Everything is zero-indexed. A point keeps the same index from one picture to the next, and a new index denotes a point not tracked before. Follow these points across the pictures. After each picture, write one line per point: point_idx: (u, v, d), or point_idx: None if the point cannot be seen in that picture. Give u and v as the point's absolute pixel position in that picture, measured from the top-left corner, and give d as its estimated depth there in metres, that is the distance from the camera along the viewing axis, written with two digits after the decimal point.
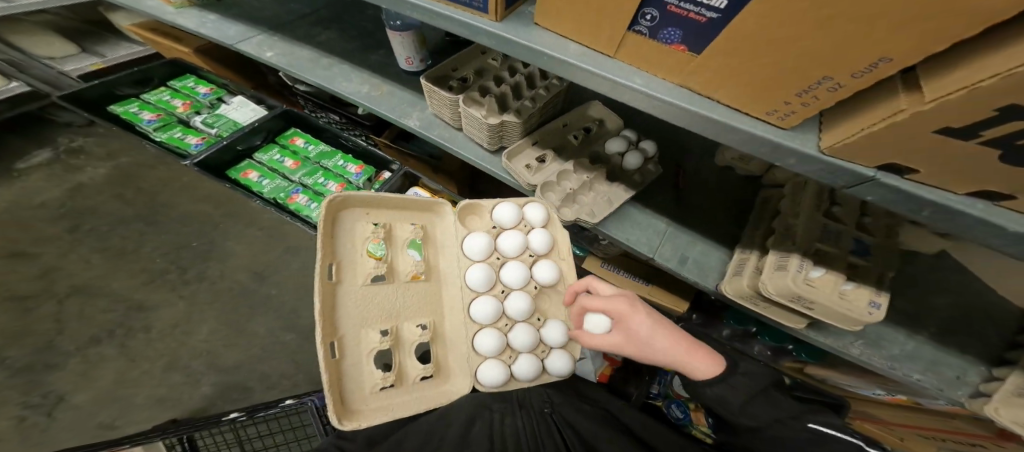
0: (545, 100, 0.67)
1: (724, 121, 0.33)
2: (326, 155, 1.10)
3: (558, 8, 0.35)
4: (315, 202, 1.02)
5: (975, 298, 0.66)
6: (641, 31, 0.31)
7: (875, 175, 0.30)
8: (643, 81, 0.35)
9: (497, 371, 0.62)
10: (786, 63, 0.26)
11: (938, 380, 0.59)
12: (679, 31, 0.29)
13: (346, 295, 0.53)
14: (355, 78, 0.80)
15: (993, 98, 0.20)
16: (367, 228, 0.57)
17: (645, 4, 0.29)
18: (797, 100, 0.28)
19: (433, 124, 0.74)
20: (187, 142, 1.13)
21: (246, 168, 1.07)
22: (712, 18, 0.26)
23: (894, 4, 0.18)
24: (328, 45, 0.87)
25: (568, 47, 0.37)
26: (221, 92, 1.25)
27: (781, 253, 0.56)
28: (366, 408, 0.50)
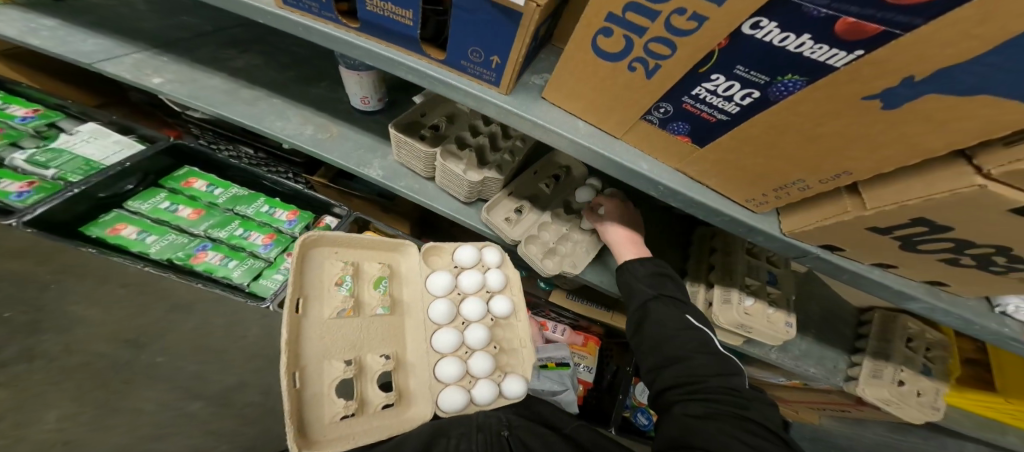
0: (522, 153, 0.71)
1: (713, 205, 0.39)
2: (242, 200, 0.95)
3: (576, 90, 0.40)
4: (234, 259, 0.86)
5: (832, 302, 0.94)
6: (652, 119, 0.36)
7: (816, 251, 0.38)
8: (648, 166, 0.41)
9: (456, 397, 0.64)
10: (768, 165, 0.31)
11: (825, 369, 0.85)
12: (686, 125, 0.34)
13: (312, 325, 0.53)
14: (293, 117, 0.73)
15: (918, 210, 0.26)
16: (337, 266, 0.58)
17: (662, 100, 0.33)
18: (773, 194, 0.34)
19: (399, 174, 0.71)
20: (0, 189, 0.69)
21: (114, 221, 0.80)
22: (721, 119, 0.31)
23: (868, 132, 0.23)
24: (247, 72, 0.80)
25: (578, 124, 0.43)
26: (56, 115, 0.88)
27: (723, 287, 0.69)
28: (325, 437, 0.49)
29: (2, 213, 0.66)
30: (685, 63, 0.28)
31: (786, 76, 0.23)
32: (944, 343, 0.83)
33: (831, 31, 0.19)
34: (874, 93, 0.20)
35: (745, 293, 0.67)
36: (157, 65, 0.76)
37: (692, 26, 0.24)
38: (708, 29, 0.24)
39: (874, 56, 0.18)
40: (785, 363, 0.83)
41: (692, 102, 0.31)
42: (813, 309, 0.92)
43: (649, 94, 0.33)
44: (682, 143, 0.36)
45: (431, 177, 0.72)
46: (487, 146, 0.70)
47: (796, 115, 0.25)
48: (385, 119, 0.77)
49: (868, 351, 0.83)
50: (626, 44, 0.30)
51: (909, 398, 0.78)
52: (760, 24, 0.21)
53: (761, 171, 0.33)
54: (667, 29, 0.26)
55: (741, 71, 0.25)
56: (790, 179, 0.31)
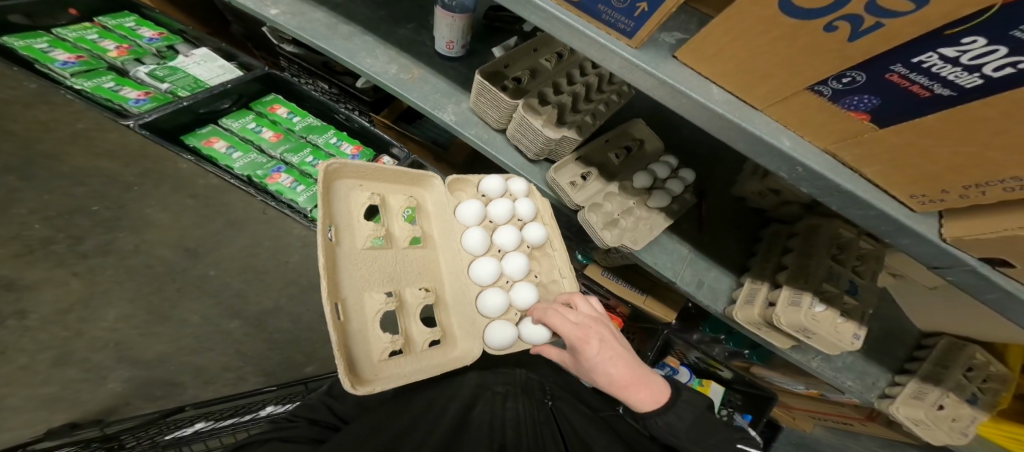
0: (602, 118, 0.67)
1: (866, 195, 0.35)
2: (315, 130, 0.94)
3: (723, 49, 0.35)
4: (303, 184, 0.86)
5: (895, 323, 0.90)
6: (822, 91, 0.31)
7: (974, 264, 0.33)
8: (792, 143, 0.37)
9: (506, 333, 0.59)
10: (975, 157, 0.26)
11: (863, 384, 0.83)
12: (877, 100, 0.29)
13: (345, 255, 0.47)
14: (380, 56, 0.71)
15: None
16: (364, 197, 0.50)
17: (853, 68, 0.28)
18: (960, 192, 0.29)
19: (470, 122, 0.69)
20: (124, 96, 0.80)
21: (209, 135, 0.86)
22: (942, 94, 0.26)
23: None
24: (346, 9, 0.75)
25: (712, 91, 0.40)
26: (175, 39, 0.95)
27: (793, 289, 0.64)
28: (375, 374, 0.44)
29: (122, 116, 0.77)
30: (929, 23, 0.22)
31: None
32: (1005, 377, 0.77)
33: None
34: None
35: (817, 298, 0.63)
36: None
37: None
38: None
39: None
40: (824, 372, 0.81)
41: (905, 72, 0.26)
42: (872, 328, 0.88)
43: (843, 59, 0.28)
44: (855, 122, 0.32)
45: (502, 128, 0.70)
46: (568, 106, 0.65)
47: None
48: (464, 67, 0.74)
49: (917, 373, 0.79)
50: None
51: (942, 421, 0.74)
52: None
53: (959, 163, 0.28)
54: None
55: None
56: (1000, 178, 0.26)
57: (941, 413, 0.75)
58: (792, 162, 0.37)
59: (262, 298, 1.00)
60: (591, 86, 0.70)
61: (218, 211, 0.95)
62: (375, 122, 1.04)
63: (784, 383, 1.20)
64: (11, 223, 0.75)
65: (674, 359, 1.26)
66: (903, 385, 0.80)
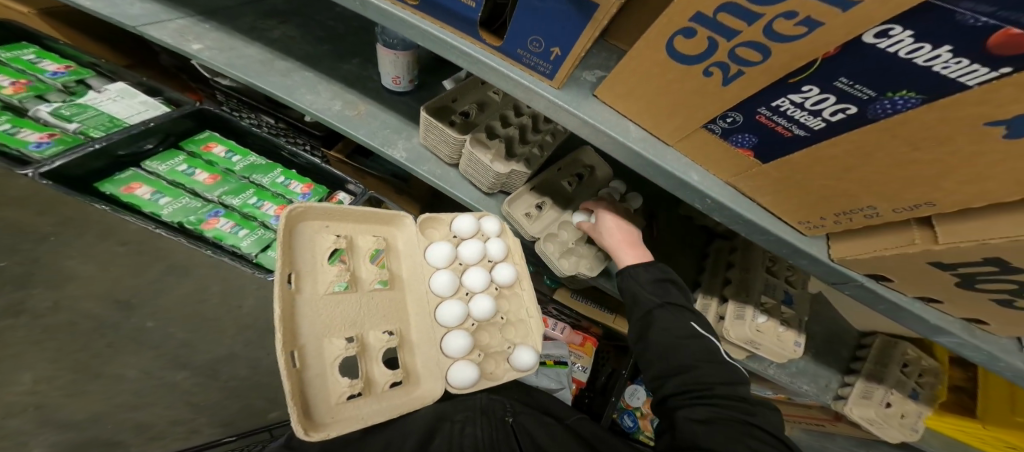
0: (551, 148, 0.69)
1: (764, 223, 0.38)
2: (257, 169, 0.94)
3: (628, 92, 0.39)
4: (243, 228, 0.87)
5: (837, 325, 0.95)
6: (714, 129, 0.35)
7: (862, 280, 0.37)
8: (699, 177, 0.40)
9: (469, 372, 0.55)
10: (841, 187, 0.30)
11: (818, 387, 0.86)
12: (754, 139, 0.33)
13: (305, 303, 0.42)
14: (323, 92, 0.71)
15: (988, 251, 0.25)
16: (330, 239, 0.46)
17: (731, 109, 0.32)
18: (834, 219, 0.33)
19: (422, 158, 0.69)
20: (22, 139, 0.72)
21: (129, 180, 0.82)
22: (798, 134, 0.29)
23: (971, 162, 0.21)
24: (285, 43, 0.77)
25: (630, 128, 0.42)
26: (85, 72, 0.91)
27: (737, 303, 0.68)
28: (331, 419, 0.40)
29: (21, 163, 0.69)
30: (781, 71, 0.26)
31: (900, 92, 0.21)
32: (937, 371, 0.82)
33: (978, 45, 0.15)
34: (1001, 119, 0.18)
35: (759, 309, 0.67)
36: (200, 32, 0.72)
37: (801, 31, 0.22)
38: (824, 34, 0.21)
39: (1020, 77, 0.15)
40: (781, 379, 0.84)
41: (769, 114, 0.29)
42: (815, 331, 0.93)
43: (722, 101, 0.31)
44: (744, 158, 0.35)
45: (455, 164, 0.70)
46: (516, 139, 0.67)
47: (892, 137, 0.23)
48: (413, 100, 0.75)
49: (861, 372, 0.83)
50: (711, 45, 0.28)
51: (891, 419, 0.79)
52: (889, 33, 0.18)
53: (826, 194, 0.32)
54: (765, 33, 0.24)
55: (844, 83, 0.23)
56: (863, 206, 0.30)
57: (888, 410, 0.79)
58: (701, 194, 0.39)
59: None
60: (538, 118, 0.71)
61: None
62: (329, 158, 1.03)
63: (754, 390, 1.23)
64: None
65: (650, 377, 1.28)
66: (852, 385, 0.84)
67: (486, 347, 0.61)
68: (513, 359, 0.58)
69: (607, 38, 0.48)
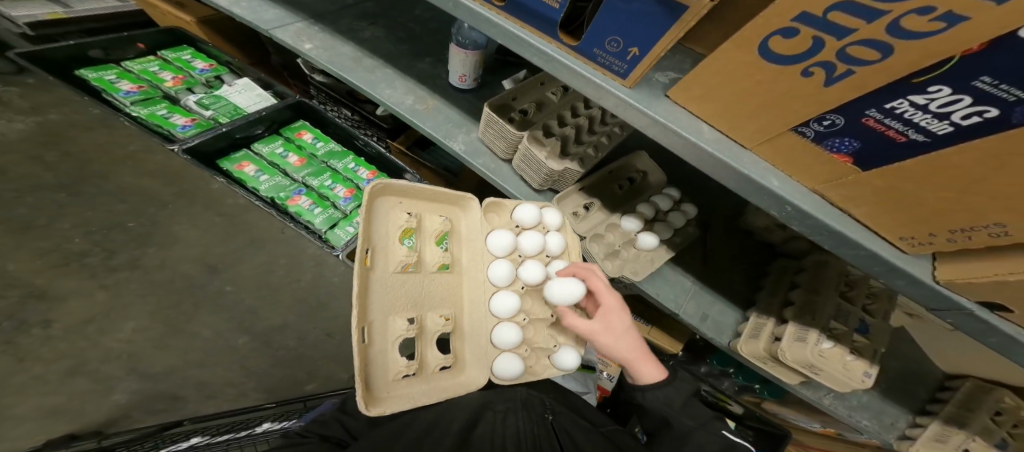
0: (606, 149, 0.67)
1: (856, 235, 0.35)
2: (336, 155, 0.99)
3: (706, 93, 0.37)
4: (320, 207, 0.89)
5: (913, 363, 0.86)
6: (806, 132, 0.32)
7: (972, 308, 0.33)
8: (780, 183, 0.37)
9: (515, 365, 0.55)
10: (959, 200, 0.27)
11: (880, 425, 0.78)
12: (856, 143, 0.30)
13: (377, 280, 0.45)
14: (399, 86, 0.75)
15: None
16: (402, 218, 0.48)
17: (831, 111, 0.29)
18: (948, 236, 0.30)
19: (478, 152, 0.70)
20: (173, 122, 0.87)
21: (242, 159, 0.91)
22: (916, 139, 0.27)
23: None
24: (373, 43, 0.81)
25: (703, 129, 0.40)
26: (223, 69, 1.02)
27: (798, 325, 0.62)
28: (387, 394, 0.44)
29: (169, 141, 0.83)
30: (904, 71, 0.23)
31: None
32: None
33: None
34: None
35: (824, 335, 0.61)
36: (312, 34, 0.79)
37: (937, 27, 0.20)
38: (965, 30, 0.19)
39: None
40: (837, 411, 0.77)
41: (880, 117, 0.27)
42: (886, 366, 0.84)
43: (819, 104, 0.29)
44: (839, 163, 0.32)
45: (509, 159, 0.69)
46: (571, 138, 0.65)
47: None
48: (475, 98, 0.76)
49: (939, 414, 0.74)
50: (814, 44, 0.26)
51: None
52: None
53: (941, 207, 0.28)
54: (888, 30, 0.22)
55: (985, 83, 0.21)
56: (987, 222, 0.26)
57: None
58: (781, 200, 0.37)
59: (273, 317, 0.96)
60: (595, 118, 0.70)
61: (241, 231, 1.03)
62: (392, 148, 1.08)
63: (798, 421, 1.14)
64: (57, 235, 0.93)
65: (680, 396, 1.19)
66: (924, 427, 0.75)
67: (530, 341, 0.62)
68: (556, 359, 0.59)
69: (682, 42, 0.46)
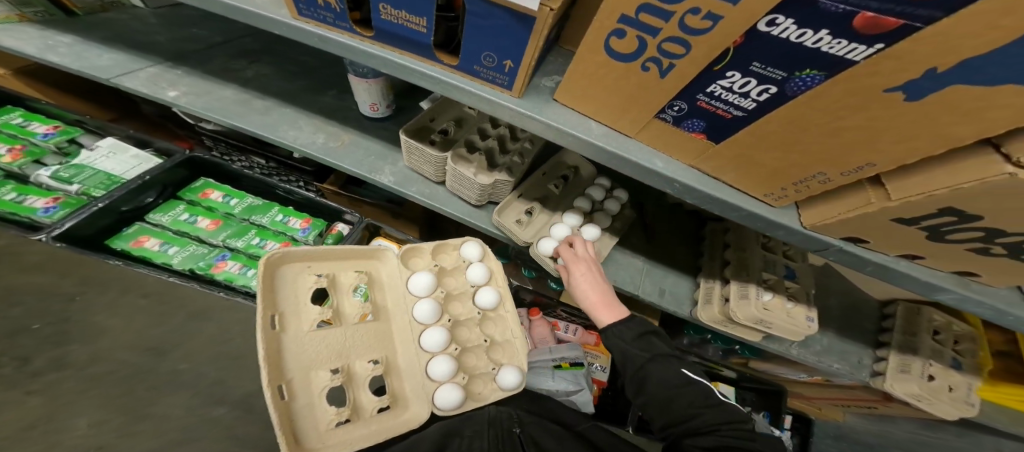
0: (531, 155, 0.69)
1: (734, 199, 0.39)
2: (255, 210, 0.95)
3: (581, 93, 0.40)
4: (253, 268, 0.89)
5: (855, 294, 0.92)
6: (666, 118, 0.36)
7: (840, 244, 0.37)
8: (664, 164, 0.40)
9: (454, 394, 0.57)
10: (790, 154, 0.31)
11: (850, 365, 0.82)
12: (701, 122, 0.34)
13: (291, 341, 0.46)
14: (305, 126, 0.76)
15: (935, 203, 0.27)
16: (310, 279, 0.50)
17: (676, 99, 0.33)
18: (793, 188, 0.34)
19: (408, 180, 0.71)
20: (30, 206, 0.76)
21: (137, 234, 0.84)
22: (738, 115, 0.31)
23: (890, 122, 0.23)
24: (259, 82, 0.83)
25: (591, 125, 0.42)
26: (75, 130, 0.92)
27: (740, 283, 0.67)
28: (321, 444, 0.44)
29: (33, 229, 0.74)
30: (704, 60, 0.27)
31: (805, 70, 0.24)
32: (970, 336, 0.82)
33: (849, 26, 0.19)
34: (896, 85, 0.21)
35: (763, 288, 0.66)
36: (173, 78, 0.79)
37: (706, 25, 0.24)
38: (724, 27, 0.24)
39: (897, 48, 0.18)
40: (806, 359, 0.81)
41: (708, 100, 0.31)
42: (832, 303, 0.90)
43: (663, 92, 0.33)
44: (698, 141, 0.36)
45: (442, 181, 0.71)
46: (496, 149, 0.68)
47: (813, 110, 0.26)
48: (393, 125, 0.80)
49: (892, 345, 0.81)
50: (640, 44, 0.30)
51: (939, 393, 0.76)
52: (777, 21, 0.21)
53: (781, 166, 0.33)
54: (681, 28, 0.26)
55: (758, 67, 0.26)
56: (813, 172, 0.31)
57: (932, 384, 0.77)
58: (668, 180, 0.40)
59: None
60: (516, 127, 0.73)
61: (177, 305, 0.74)
62: (321, 189, 1.05)
63: (788, 375, 1.18)
64: None
65: None
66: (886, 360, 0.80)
67: (471, 369, 0.63)
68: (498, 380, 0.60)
69: (561, 44, 0.50)
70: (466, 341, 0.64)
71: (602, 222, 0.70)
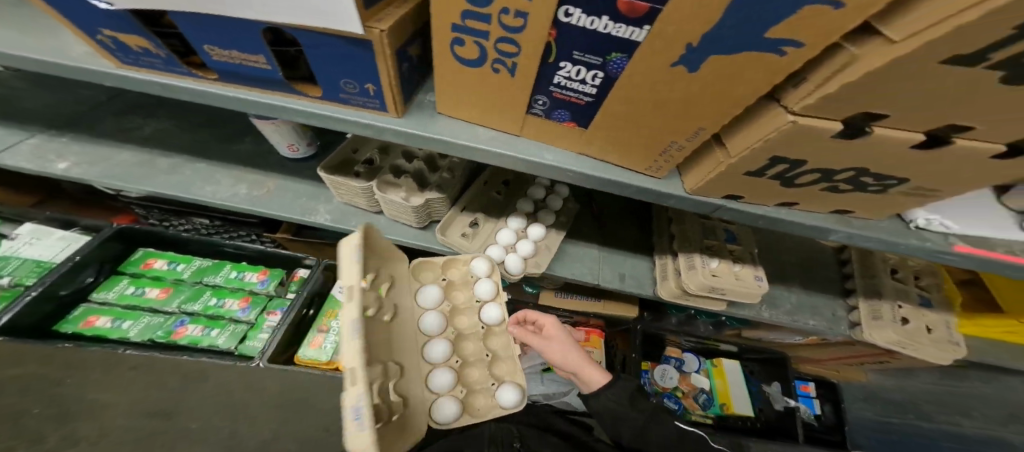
0: (461, 168, 0.69)
1: (624, 178, 0.41)
2: (208, 270, 0.91)
3: (457, 102, 0.41)
4: (214, 328, 0.83)
5: (809, 246, 0.95)
6: (537, 112, 0.39)
7: (721, 203, 0.40)
8: (552, 155, 0.42)
9: (452, 409, 0.55)
10: (644, 128, 0.34)
11: (826, 320, 0.84)
12: (567, 112, 0.37)
13: (373, 331, 0.46)
14: (223, 179, 0.74)
15: (766, 155, 0.30)
16: (370, 273, 0.47)
17: (536, 93, 0.36)
18: (662, 159, 0.37)
19: (345, 215, 0.73)
20: None
21: (85, 314, 0.80)
22: (588, 100, 0.34)
23: (691, 87, 0.27)
24: (158, 137, 0.79)
25: (478, 130, 0.43)
26: None
27: (686, 254, 0.70)
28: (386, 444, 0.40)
29: None
30: (536, 56, 0.30)
31: (613, 54, 0.27)
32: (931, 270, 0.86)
33: (618, 13, 0.23)
34: (676, 60, 0.25)
35: (706, 255, 0.69)
36: (59, 148, 0.74)
37: (519, 21, 0.27)
38: (534, 23, 0.27)
39: (657, 27, 0.23)
40: (779, 320, 0.83)
41: (559, 90, 0.34)
42: (792, 259, 0.92)
43: (521, 90, 0.35)
44: (571, 128, 0.39)
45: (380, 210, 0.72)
46: (426, 170, 0.69)
47: (634, 86, 0.29)
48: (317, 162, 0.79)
49: (859, 292, 0.83)
50: (479, 49, 0.32)
51: (922, 337, 0.78)
52: (570, 14, 0.25)
53: (644, 139, 0.35)
54: (504, 29, 0.28)
55: (579, 55, 0.29)
56: (666, 143, 0.34)
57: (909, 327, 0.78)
58: (557, 168, 0.42)
59: None
60: None
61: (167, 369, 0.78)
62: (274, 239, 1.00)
63: (783, 339, 1.16)
64: None
65: (676, 349, 1.24)
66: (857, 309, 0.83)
67: (470, 382, 0.61)
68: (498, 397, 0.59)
69: None
70: (469, 354, 0.63)
71: (546, 219, 0.73)
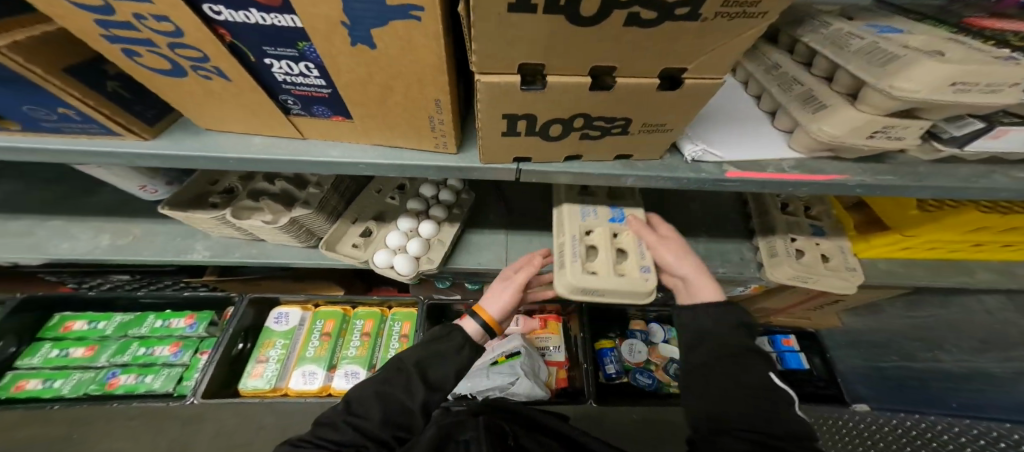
0: (328, 179, 0.73)
1: (420, 159, 0.46)
2: (133, 322, 1.01)
3: (209, 116, 0.44)
4: (147, 374, 0.95)
5: (709, 196, 1.00)
6: (296, 112, 0.43)
7: (515, 166, 0.45)
8: (337, 151, 0.46)
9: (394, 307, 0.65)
10: (397, 108, 0.38)
11: (736, 266, 0.87)
12: (325, 107, 0.41)
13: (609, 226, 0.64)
14: (96, 232, 0.78)
15: (496, 115, 0.36)
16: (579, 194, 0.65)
17: (280, 94, 0.40)
18: (434, 134, 0.42)
19: (226, 248, 0.77)
20: None
21: (13, 382, 0.91)
22: (326, 92, 0.38)
23: (390, 64, 0.31)
24: (17, 204, 0.81)
25: (253, 140, 0.47)
26: None
27: None
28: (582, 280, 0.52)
29: None
30: (223, 56, 0.33)
31: (302, 43, 0.31)
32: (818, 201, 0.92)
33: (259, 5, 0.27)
34: (350, 42, 0.29)
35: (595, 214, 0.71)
36: None
37: (169, 27, 0.29)
38: (188, 27, 0.29)
39: (304, 15, 0.26)
40: None
41: (294, 87, 0.38)
42: (697, 211, 0.98)
43: (256, 92, 0.39)
44: (341, 122, 0.43)
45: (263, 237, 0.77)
46: (296, 189, 0.74)
47: (339, 69, 0.33)
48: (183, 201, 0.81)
49: (758, 232, 0.86)
50: (167, 60, 0.34)
51: (818, 267, 0.80)
52: (219, 10, 0.28)
53: (401, 118, 0.40)
54: (166, 38, 0.31)
55: (275, 50, 0.33)
56: (428, 118, 0.39)
57: (806, 260, 0.81)
58: (342, 161, 0.46)
59: None
60: None
61: None
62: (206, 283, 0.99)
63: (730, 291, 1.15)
64: None
65: (641, 323, 1.29)
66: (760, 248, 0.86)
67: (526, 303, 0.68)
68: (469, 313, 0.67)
69: None
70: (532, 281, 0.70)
71: (441, 216, 0.79)
